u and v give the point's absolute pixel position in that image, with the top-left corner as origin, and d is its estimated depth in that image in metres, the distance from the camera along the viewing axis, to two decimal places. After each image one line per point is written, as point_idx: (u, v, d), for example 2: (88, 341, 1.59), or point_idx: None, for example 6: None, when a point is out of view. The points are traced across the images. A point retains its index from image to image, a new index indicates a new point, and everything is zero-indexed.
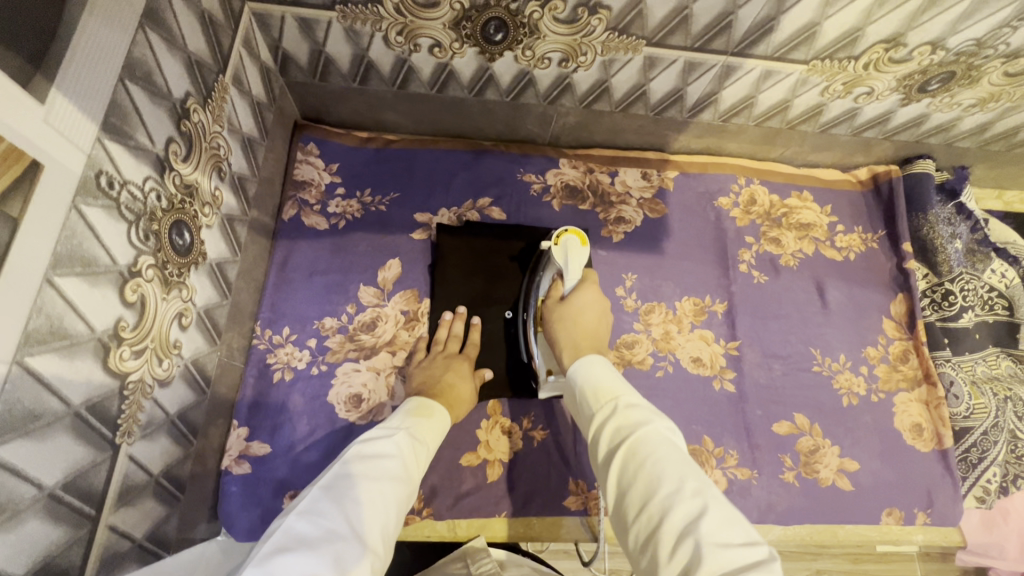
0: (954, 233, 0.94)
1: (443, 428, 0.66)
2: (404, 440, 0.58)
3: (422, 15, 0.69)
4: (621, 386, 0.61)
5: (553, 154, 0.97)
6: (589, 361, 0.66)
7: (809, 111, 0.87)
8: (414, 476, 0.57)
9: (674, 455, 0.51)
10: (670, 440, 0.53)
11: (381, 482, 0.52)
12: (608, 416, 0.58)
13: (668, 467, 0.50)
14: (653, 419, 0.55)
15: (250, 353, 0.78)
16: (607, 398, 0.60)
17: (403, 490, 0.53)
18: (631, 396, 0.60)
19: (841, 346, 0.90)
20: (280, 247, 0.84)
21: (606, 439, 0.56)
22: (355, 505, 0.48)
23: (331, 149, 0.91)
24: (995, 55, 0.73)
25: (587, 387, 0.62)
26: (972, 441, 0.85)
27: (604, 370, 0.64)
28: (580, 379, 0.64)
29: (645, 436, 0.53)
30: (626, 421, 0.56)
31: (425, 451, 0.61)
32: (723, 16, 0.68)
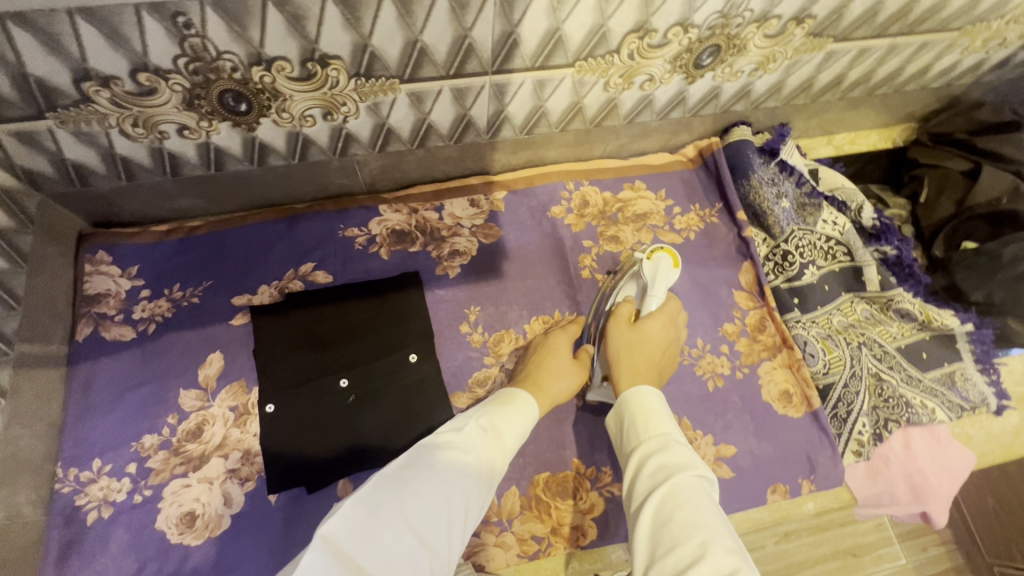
0: (779, 192, 0.95)
1: (529, 411, 0.66)
2: (484, 434, 0.59)
3: (146, 103, 0.64)
4: (670, 417, 0.57)
5: (373, 203, 0.93)
6: (642, 390, 0.59)
7: (605, 107, 0.86)
8: (493, 474, 0.58)
9: (714, 513, 0.47)
10: (707, 494, 0.49)
11: (454, 472, 0.53)
12: (654, 445, 0.53)
13: (708, 519, 0.46)
14: (695, 464, 0.51)
15: (54, 501, 0.70)
16: (659, 427, 0.55)
17: (479, 484, 0.55)
18: (681, 434, 0.55)
19: (697, 331, 0.88)
20: (80, 372, 0.77)
21: (643, 469, 0.52)
22: (425, 503, 0.50)
23: (127, 251, 0.85)
24: (747, 21, 0.73)
25: (636, 412, 0.57)
26: (838, 396, 0.84)
27: (656, 397, 0.58)
28: (634, 402, 0.58)
29: (684, 480, 0.49)
30: (671, 458, 0.51)
31: (508, 441, 0.61)
32: (460, 41, 0.66)
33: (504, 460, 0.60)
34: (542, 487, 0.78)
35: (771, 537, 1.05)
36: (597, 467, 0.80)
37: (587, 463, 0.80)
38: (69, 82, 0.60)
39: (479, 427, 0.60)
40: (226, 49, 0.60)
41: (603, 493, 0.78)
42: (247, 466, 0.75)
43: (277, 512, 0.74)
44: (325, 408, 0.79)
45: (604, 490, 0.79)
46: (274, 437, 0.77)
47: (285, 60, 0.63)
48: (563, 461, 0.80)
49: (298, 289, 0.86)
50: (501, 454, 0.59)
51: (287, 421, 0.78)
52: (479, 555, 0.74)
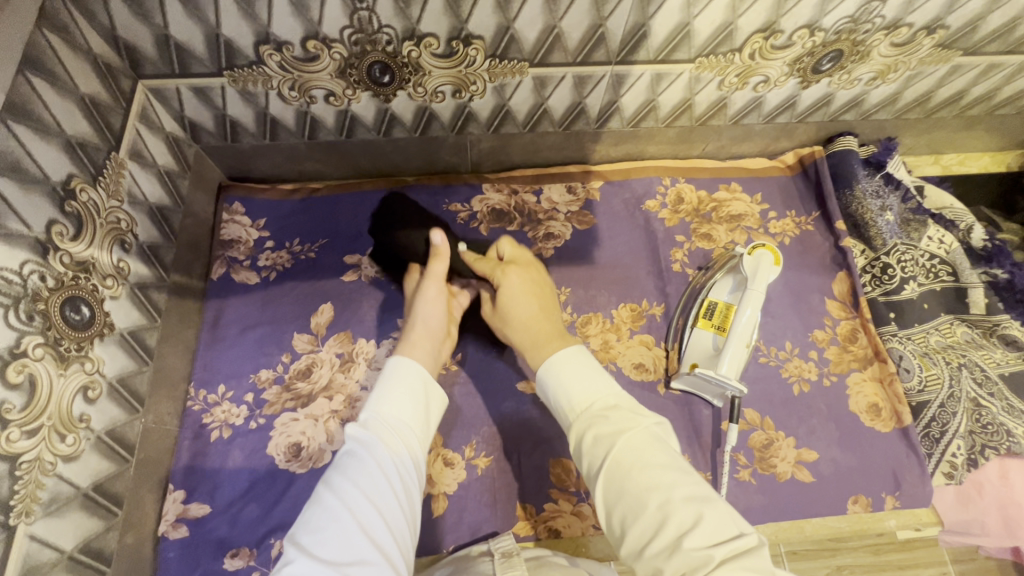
0: (884, 205, 0.93)
1: (407, 371, 0.65)
2: (368, 432, 0.59)
3: (306, 69, 0.72)
4: (598, 381, 0.60)
5: (476, 181, 0.98)
6: (557, 360, 0.62)
7: (714, 106, 0.87)
8: (390, 455, 0.58)
9: (662, 462, 0.51)
10: (652, 447, 0.53)
11: (342, 487, 0.54)
12: (590, 421, 0.57)
13: (657, 474, 0.50)
14: (635, 423, 0.54)
15: (185, 416, 0.79)
16: (588, 400, 0.58)
17: (376, 478, 0.55)
18: (608, 393, 0.58)
19: (786, 334, 0.88)
20: (211, 307, 0.86)
21: (588, 446, 0.55)
22: (321, 532, 0.50)
23: (256, 205, 0.93)
24: (876, 28, 0.74)
25: (564, 395, 0.60)
26: (931, 415, 0.82)
27: (576, 371, 0.61)
28: (555, 383, 0.61)
29: (628, 444, 0.53)
30: (609, 427, 0.55)
31: (398, 420, 0.61)
32: (593, 29, 0.70)
33: (402, 439, 0.60)
34: None
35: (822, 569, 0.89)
36: None
37: None
38: (251, 44, 0.68)
39: (361, 430, 0.60)
40: (387, 23, 0.66)
41: None
42: (348, 409, 0.81)
43: None
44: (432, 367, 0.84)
45: None
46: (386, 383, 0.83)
47: (434, 37, 0.69)
48: None
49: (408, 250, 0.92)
50: (393, 437, 0.59)
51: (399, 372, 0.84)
52: (556, 520, 0.77)
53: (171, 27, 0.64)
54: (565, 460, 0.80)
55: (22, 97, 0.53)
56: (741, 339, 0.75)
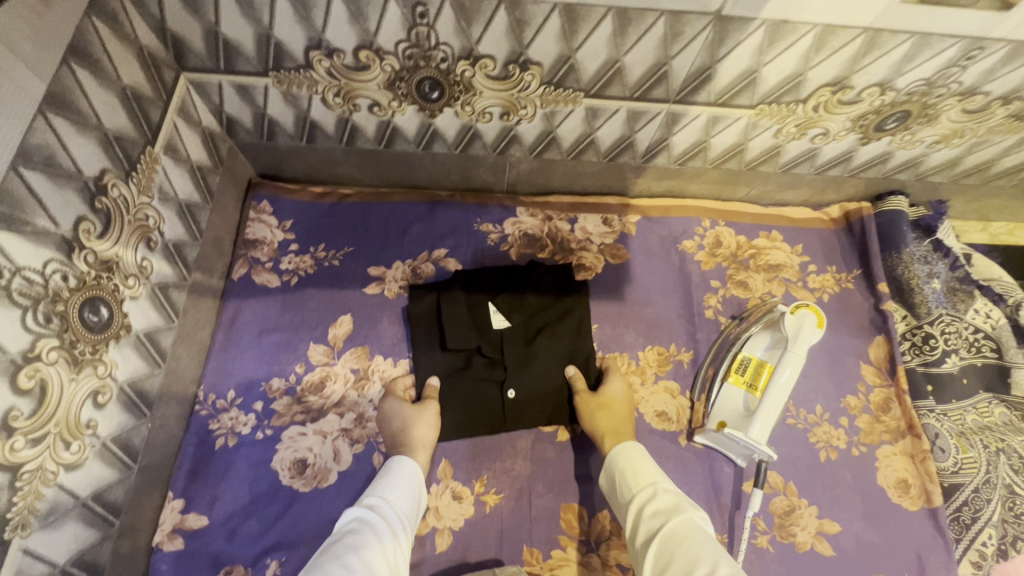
0: (931, 271, 0.90)
1: (412, 472, 0.72)
2: (373, 512, 0.64)
3: (355, 77, 0.69)
4: (657, 471, 0.68)
5: (510, 203, 0.95)
6: (628, 447, 0.71)
7: (766, 153, 0.84)
8: (388, 538, 0.61)
9: (707, 540, 0.56)
10: (698, 529, 0.58)
11: (343, 554, 0.57)
12: (647, 499, 0.65)
13: (703, 548, 0.55)
14: (685, 508, 0.61)
15: (191, 420, 0.76)
16: (648, 480, 0.67)
17: (376, 551, 0.58)
18: (668, 483, 0.66)
19: (817, 396, 0.85)
20: (229, 307, 0.84)
21: (645, 520, 0.63)
22: None
23: (284, 205, 0.91)
24: (949, 93, 0.70)
25: (626, 472, 0.69)
26: (963, 499, 0.79)
27: (639, 456, 0.70)
28: (620, 462, 0.70)
29: (679, 523, 0.59)
30: (664, 505, 0.63)
31: (398, 509, 0.66)
32: (657, 67, 0.67)
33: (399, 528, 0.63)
34: None
35: None
36: None
37: None
38: (302, 49, 0.65)
39: (364, 511, 0.64)
40: (445, 41, 0.64)
41: None
42: (359, 429, 0.78)
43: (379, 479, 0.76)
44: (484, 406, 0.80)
45: None
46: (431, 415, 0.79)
47: (491, 59, 0.66)
48: None
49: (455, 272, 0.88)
50: (394, 523, 0.64)
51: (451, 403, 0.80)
52: (563, 569, 0.74)
53: (222, 24, 0.62)
54: (577, 505, 0.77)
55: (63, 87, 0.50)
56: (776, 402, 0.72)
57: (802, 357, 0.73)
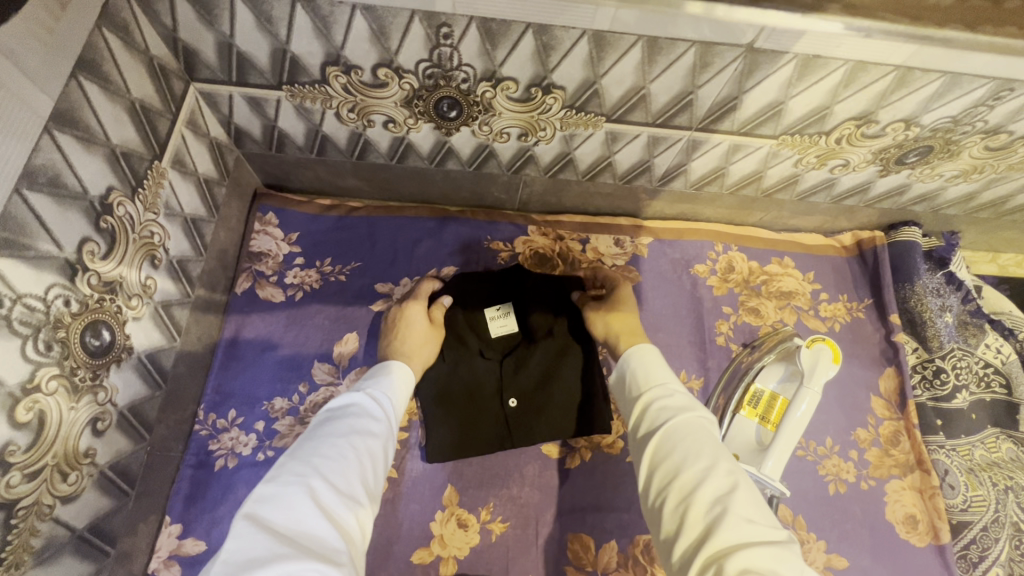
0: (944, 305, 0.89)
1: (407, 379, 0.69)
2: (371, 399, 0.62)
3: (371, 94, 0.67)
4: (672, 374, 0.61)
5: (522, 221, 0.93)
6: (644, 346, 0.64)
7: (784, 181, 0.83)
8: (385, 428, 0.61)
9: (711, 442, 0.52)
10: (709, 429, 0.54)
11: (347, 435, 0.56)
12: (655, 397, 0.58)
13: (708, 447, 0.51)
14: (698, 408, 0.56)
15: (191, 440, 0.74)
16: (661, 379, 0.59)
17: (378, 442, 0.58)
18: (676, 385, 0.59)
19: (828, 428, 0.84)
20: (232, 322, 0.81)
21: (651, 413, 0.57)
22: (332, 463, 0.52)
23: (290, 217, 0.88)
24: (974, 131, 0.69)
25: (636, 369, 0.62)
26: (972, 537, 0.78)
27: (651, 357, 0.62)
28: (632, 362, 0.63)
29: (690, 420, 0.54)
30: (672, 405, 0.56)
31: (394, 402, 0.65)
32: (683, 95, 0.65)
33: (394, 420, 0.63)
34: (642, 548, 0.75)
35: None
36: None
37: None
38: (319, 64, 0.63)
39: (364, 398, 0.62)
40: (467, 62, 0.62)
41: None
42: None
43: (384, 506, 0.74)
44: (486, 421, 0.78)
45: None
46: (430, 425, 0.77)
47: (513, 81, 0.64)
48: None
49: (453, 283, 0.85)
50: (390, 415, 0.63)
51: (453, 417, 0.77)
52: None
53: (237, 36, 0.60)
54: (584, 534, 0.76)
55: (70, 105, 0.48)
56: (791, 437, 0.71)
57: (818, 391, 0.72)
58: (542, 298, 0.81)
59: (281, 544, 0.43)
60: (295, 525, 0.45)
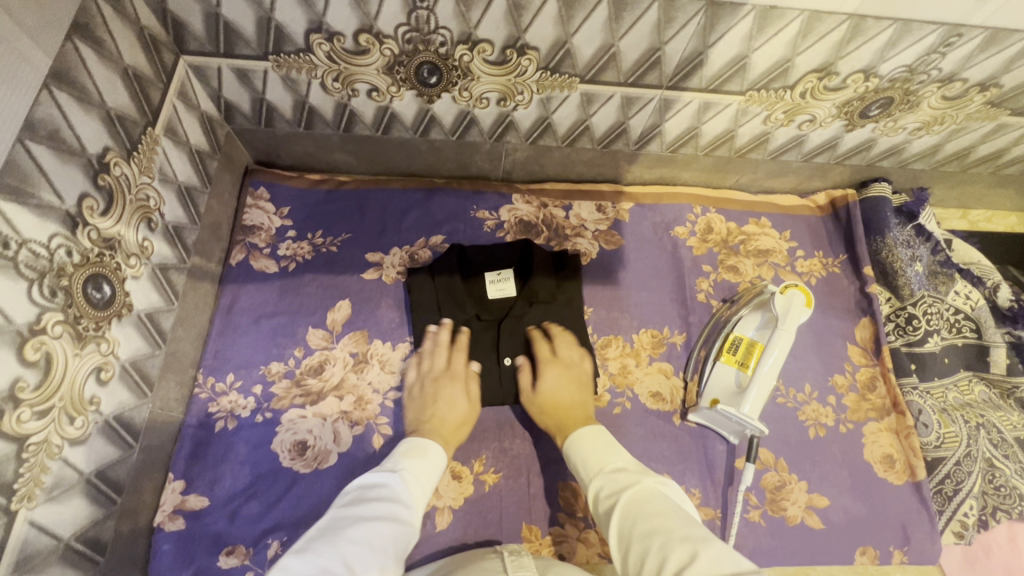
0: (914, 254, 0.92)
1: (438, 459, 0.69)
2: (390, 479, 0.63)
3: (354, 62, 0.70)
4: (621, 455, 0.64)
5: (506, 190, 0.97)
6: (579, 435, 0.68)
7: (755, 139, 0.86)
8: (409, 511, 0.60)
9: (666, 510, 0.53)
10: (659, 496, 0.56)
11: (369, 519, 0.56)
12: (601, 484, 0.61)
13: (659, 517, 0.52)
14: (642, 480, 0.58)
15: (191, 403, 0.77)
16: (606, 463, 0.63)
17: (401, 525, 0.57)
18: (619, 463, 0.63)
19: (806, 376, 0.87)
20: (228, 292, 0.84)
21: (603, 500, 0.59)
22: (354, 546, 0.51)
23: (282, 192, 0.91)
24: (930, 80, 0.73)
25: (580, 460, 0.66)
26: (946, 472, 0.81)
27: (594, 440, 0.67)
28: (575, 452, 0.67)
29: (635, 496, 0.56)
30: (615, 486, 0.59)
31: (423, 485, 0.65)
32: (650, 52, 0.69)
33: (419, 506, 0.62)
34: None
35: None
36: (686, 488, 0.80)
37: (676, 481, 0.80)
38: (303, 32, 0.66)
39: (388, 480, 0.62)
40: (444, 25, 0.65)
41: None
42: (358, 411, 0.80)
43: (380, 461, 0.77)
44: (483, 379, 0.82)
45: None
46: None
47: (489, 43, 0.67)
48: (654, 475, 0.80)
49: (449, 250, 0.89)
50: (417, 500, 0.62)
51: None
52: (562, 545, 0.75)
53: (223, 6, 0.63)
54: (574, 483, 0.79)
55: (66, 63, 0.51)
56: (766, 381, 0.75)
57: (793, 334, 0.75)
58: (541, 266, 0.87)
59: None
60: None
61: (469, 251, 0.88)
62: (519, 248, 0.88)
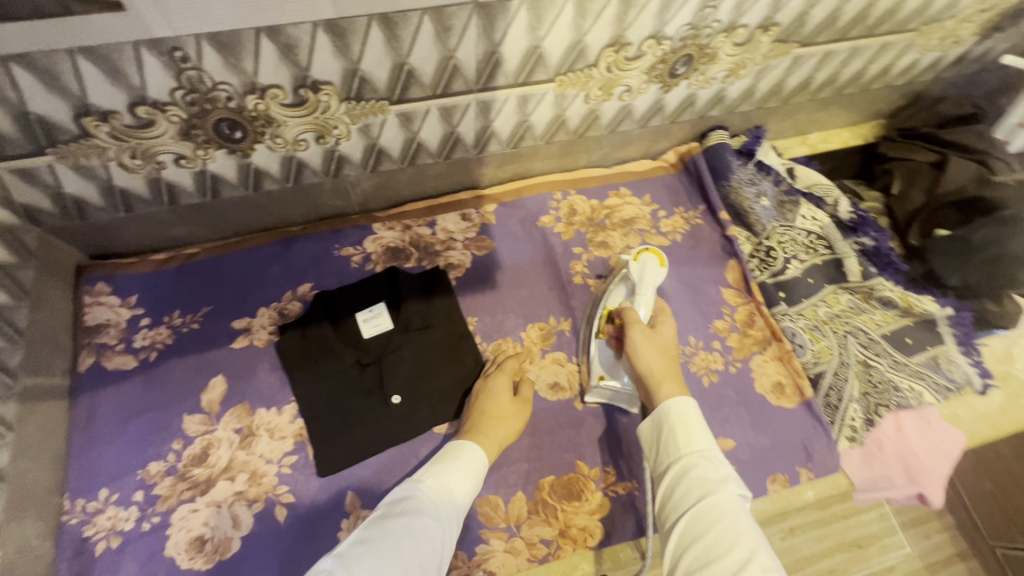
0: (759, 190, 0.98)
1: (479, 460, 0.69)
2: (426, 496, 0.62)
3: (143, 135, 0.66)
4: (714, 438, 0.61)
5: (366, 222, 0.94)
6: (683, 401, 0.64)
7: (586, 118, 0.89)
8: (439, 533, 0.60)
9: (749, 529, 0.53)
10: (744, 511, 0.55)
11: (396, 542, 0.55)
12: (689, 465, 0.59)
13: (744, 536, 0.52)
14: (734, 484, 0.56)
15: (63, 533, 0.71)
16: (701, 445, 0.60)
17: (429, 551, 0.57)
18: (720, 450, 0.60)
19: (688, 329, 0.91)
20: (83, 403, 0.78)
21: (688, 482, 0.58)
22: (372, 575, 0.51)
23: (125, 281, 0.86)
24: (716, 31, 0.77)
25: (675, 425, 0.62)
26: (828, 385, 0.87)
27: (695, 415, 0.63)
28: (673, 414, 0.63)
29: (725, 500, 0.55)
30: (711, 476, 0.57)
31: (455, 495, 0.64)
32: (444, 62, 0.69)
33: (450, 518, 0.63)
34: (547, 491, 0.79)
35: (777, 534, 1.03)
36: (601, 467, 0.81)
37: (590, 464, 0.81)
38: (71, 118, 0.62)
39: (423, 494, 0.62)
40: (222, 80, 0.62)
41: (608, 494, 0.80)
42: (254, 487, 0.76)
43: (286, 532, 0.74)
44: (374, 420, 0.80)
45: (608, 491, 0.80)
46: (321, 441, 0.79)
47: (279, 88, 0.65)
48: (567, 463, 0.81)
49: (316, 299, 0.87)
50: (449, 511, 0.63)
51: (341, 421, 0.80)
52: (490, 561, 0.74)
53: None
54: (492, 496, 0.78)
55: None
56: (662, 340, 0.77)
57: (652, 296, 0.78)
58: (410, 291, 0.88)
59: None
60: None
61: (335, 297, 0.87)
62: (387, 281, 0.89)
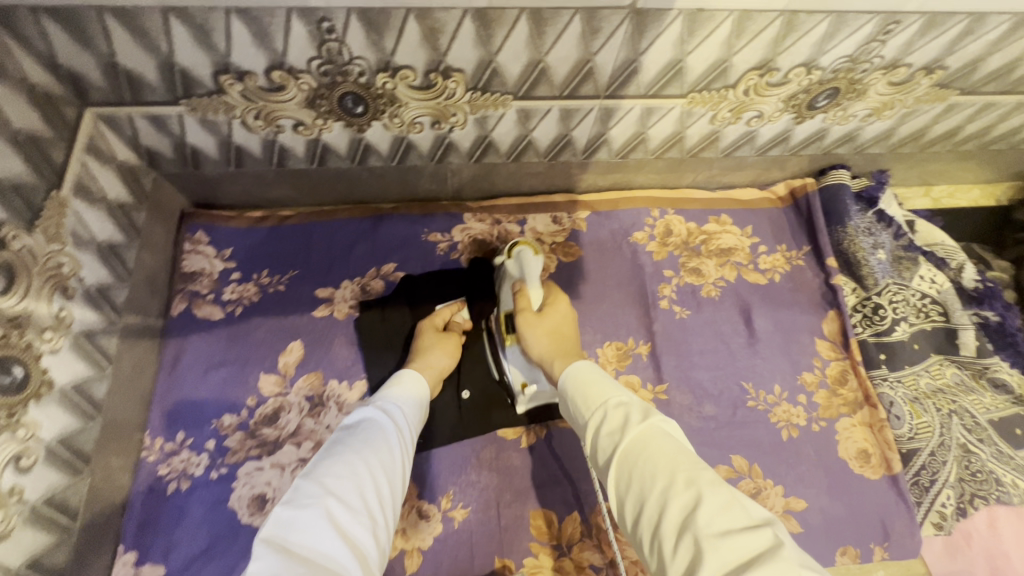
0: (876, 242, 0.91)
1: (421, 386, 0.69)
2: (382, 412, 0.60)
3: (272, 99, 0.66)
4: (615, 386, 0.54)
5: (457, 210, 0.93)
6: (577, 371, 0.57)
7: (704, 139, 0.84)
8: (404, 440, 0.59)
9: (670, 448, 0.44)
10: (662, 433, 0.45)
11: (361, 450, 0.54)
12: (595, 422, 0.50)
13: (664, 460, 0.43)
14: (645, 412, 0.48)
15: (139, 468, 0.74)
16: (601, 399, 0.52)
17: (396, 454, 0.56)
18: (620, 393, 0.52)
19: (774, 376, 0.86)
20: (170, 347, 0.81)
21: (601, 438, 0.49)
22: (343, 478, 0.50)
23: (221, 234, 0.87)
24: (873, 68, 0.70)
25: (575, 397, 0.55)
26: (922, 464, 0.80)
27: (587, 376, 0.56)
28: (570, 389, 0.56)
29: (635, 436, 0.46)
30: (614, 421, 0.49)
31: (408, 412, 0.63)
32: (581, 64, 0.65)
33: (408, 430, 0.61)
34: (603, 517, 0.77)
35: None
36: None
37: None
38: (210, 74, 0.62)
39: (379, 412, 0.60)
40: (359, 55, 0.61)
41: None
42: None
43: None
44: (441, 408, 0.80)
45: None
46: None
47: (410, 69, 0.64)
48: None
49: (402, 283, 0.87)
50: (404, 423, 0.61)
51: None
52: None
53: (119, 54, 0.59)
54: (547, 511, 0.77)
55: None
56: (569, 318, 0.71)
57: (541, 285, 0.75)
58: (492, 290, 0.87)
59: (298, 566, 0.41)
60: (314, 552, 0.43)
61: (420, 284, 0.88)
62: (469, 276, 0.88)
